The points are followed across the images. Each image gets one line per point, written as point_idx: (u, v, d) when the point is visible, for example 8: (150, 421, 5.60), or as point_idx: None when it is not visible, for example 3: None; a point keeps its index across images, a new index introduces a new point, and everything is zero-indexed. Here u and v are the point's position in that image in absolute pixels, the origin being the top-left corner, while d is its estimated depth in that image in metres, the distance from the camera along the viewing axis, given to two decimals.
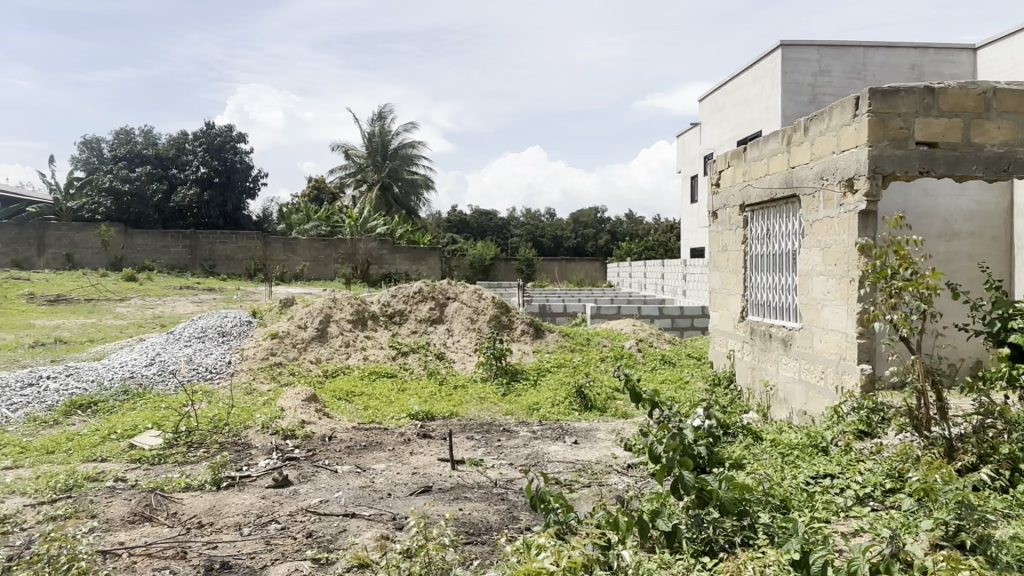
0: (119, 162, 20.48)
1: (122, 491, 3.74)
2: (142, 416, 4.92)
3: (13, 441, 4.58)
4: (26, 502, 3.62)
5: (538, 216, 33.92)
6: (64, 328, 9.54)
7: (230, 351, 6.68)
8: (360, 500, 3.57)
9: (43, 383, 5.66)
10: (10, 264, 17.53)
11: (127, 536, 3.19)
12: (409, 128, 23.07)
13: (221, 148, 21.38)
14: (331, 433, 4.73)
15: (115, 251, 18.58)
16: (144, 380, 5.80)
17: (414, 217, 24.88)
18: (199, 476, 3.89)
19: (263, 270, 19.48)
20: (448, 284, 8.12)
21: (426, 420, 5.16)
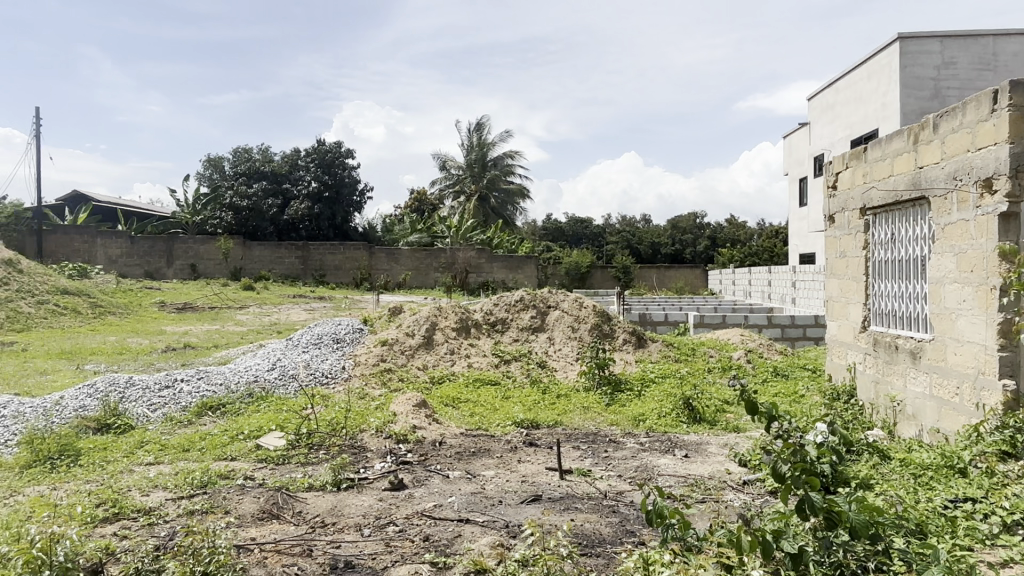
0: (239, 179, 21.88)
1: (251, 489, 3.97)
2: (266, 418, 5.22)
3: (155, 439, 4.97)
4: (168, 496, 3.91)
5: (634, 223, 33.46)
6: (192, 334, 10.28)
7: (344, 357, 6.98)
8: (473, 506, 3.61)
9: (179, 384, 6.12)
10: (144, 274, 19.08)
11: (257, 533, 3.37)
12: (506, 137, 23.40)
13: (331, 164, 22.41)
14: (440, 438, 4.83)
15: (234, 262, 19.88)
16: (267, 384, 6.14)
17: (511, 226, 25.13)
18: (321, 476, 4.07)
19: (368, 279, 20.29)
20: (549, 292, 8.12)
21: (531, 428, 5.17)
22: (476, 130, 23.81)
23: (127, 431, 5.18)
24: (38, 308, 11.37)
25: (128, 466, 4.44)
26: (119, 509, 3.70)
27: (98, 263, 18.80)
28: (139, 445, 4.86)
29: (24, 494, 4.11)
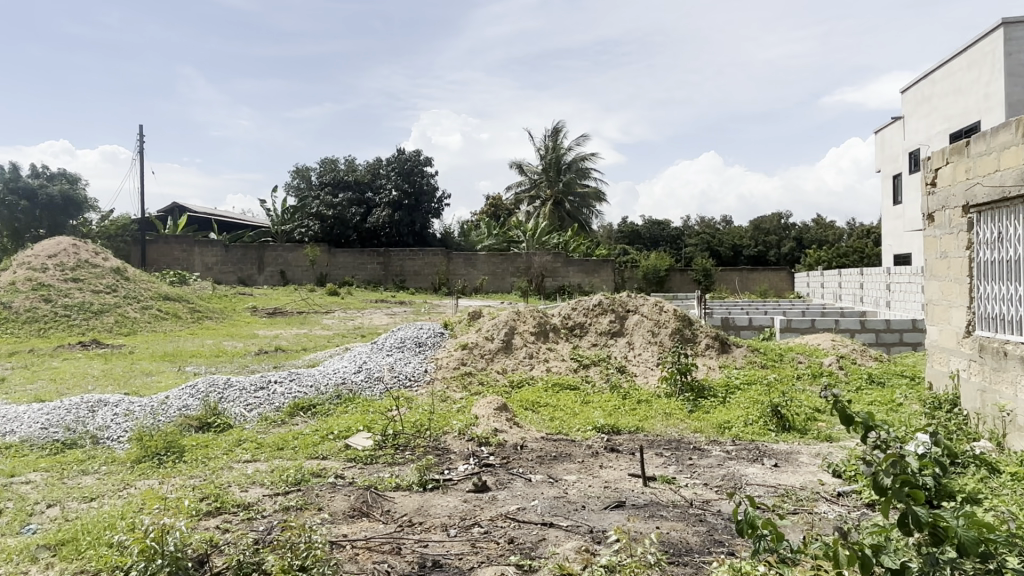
0: (324, 188, 22.74)
1: (342, 487, 4.12)
2: (354, 419, 5.40)
3: (252, 437, 5.24)
4: (266, 492, 4.11)
5: (715, 224, 32.70)
6: (282, 337, 10.76)
7: (426, 360, 7.14)
8: (556, 510, 3.62)
9: (273, 385, 6.42)
10: (237, 281, 20.11)
11: (348, 530, 3.49)
12: (582, 141, 23.35)
13: (411, 172, 22.93)
14: (522, 442, 4.87)
15: (320, 268, 20.69)
16: (354, 386, 6.35)
17: (587, 230, 25.04)
18: (408, 476, 4.18)
19: (447, 284, 20.70)
20: (628, 296, 8.02)
21: (612, 433, 5.13)
22: (551, 134, 23.83)
23: (226, 429, 5.48)
24: (144, 313, 12.17)
25: (227, 463, 4.69)
26: (221, 503, 3.91)
27: (196, 271, 19.94)
28: (237, 443, 5.13)
29: (136, 487, 4.42)
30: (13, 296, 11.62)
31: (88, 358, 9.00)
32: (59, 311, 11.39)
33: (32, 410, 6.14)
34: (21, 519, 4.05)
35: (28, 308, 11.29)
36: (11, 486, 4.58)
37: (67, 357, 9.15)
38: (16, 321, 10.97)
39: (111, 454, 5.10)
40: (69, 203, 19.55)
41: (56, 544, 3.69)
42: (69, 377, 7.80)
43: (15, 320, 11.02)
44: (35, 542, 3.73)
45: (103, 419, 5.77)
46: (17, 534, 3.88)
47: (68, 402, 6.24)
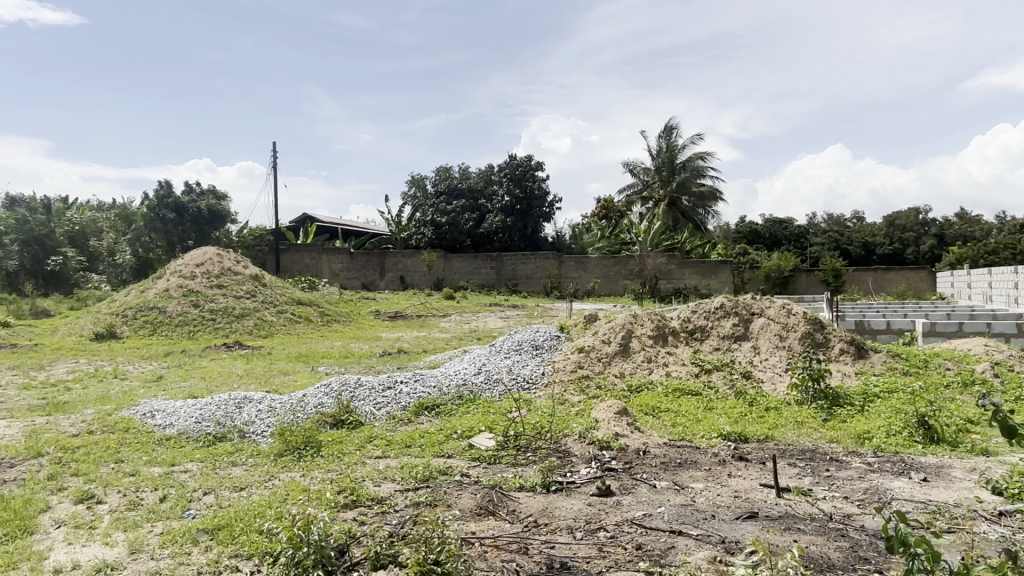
0: (439, 196, 23.46)
1: (468, 486, 4.23)
2: (477, 419, 5.53)
3: (382, 434, 5.50)
4: (397, 488, 4.29)
5: (843, 221, 30.82)
6: (403, 340, 11.22)
7: (544, 363, 7.19)
8: (684, 518, 3.54)
9: (399, 385, 6.69)
10: (361, 286, 21.19)
11: (476, 528, 3.58)
12: (696, 140, 22.75)
13: (523, 177, 23.08)
14: (644, 447, 4.79)
15: (437, 273, 21.39)
16: (474, 387, 6.52)
17: (703, 230, 24.36)
18: (531, 478, 4.23)
19: (559, 287, 20.81)
20: (753, 298, 7.71)
21: (739, 441, 4.94)
22: (665, 134, 23.37)
23: (357, 426, 5.78)
24: (279, 316, 13.07)
25: (361, 458, 4.95)
26: (356, 496, 4.13)
27: (324, 277, 21.18)
28: (369, 439, 5.40)
29: (280, 478, 4.76)
30: (168, 301, 12.80)
31: (232, 358, 9.79)
32: (206, 315, 12.43)
33: (188, 405, 6.75)
34: (182, 504, 4.47)
35: (180, 313, 12.41)
36: (173, 474, 5.06)
37: (215, 357, 9.97)
38: (171, 325, 12.08)
39: (256, 448, 5.51)
40: (215, 216, 21.28)
41: (213, 529, 4.03)
42: (217, 375, 8.51)
43: (170, 323, 12.15)
44: (195, 525, 4.09)
45: (249, 415, 6.23)
46: (180, 517, 4.28)
47: (219, 398, 6.81)
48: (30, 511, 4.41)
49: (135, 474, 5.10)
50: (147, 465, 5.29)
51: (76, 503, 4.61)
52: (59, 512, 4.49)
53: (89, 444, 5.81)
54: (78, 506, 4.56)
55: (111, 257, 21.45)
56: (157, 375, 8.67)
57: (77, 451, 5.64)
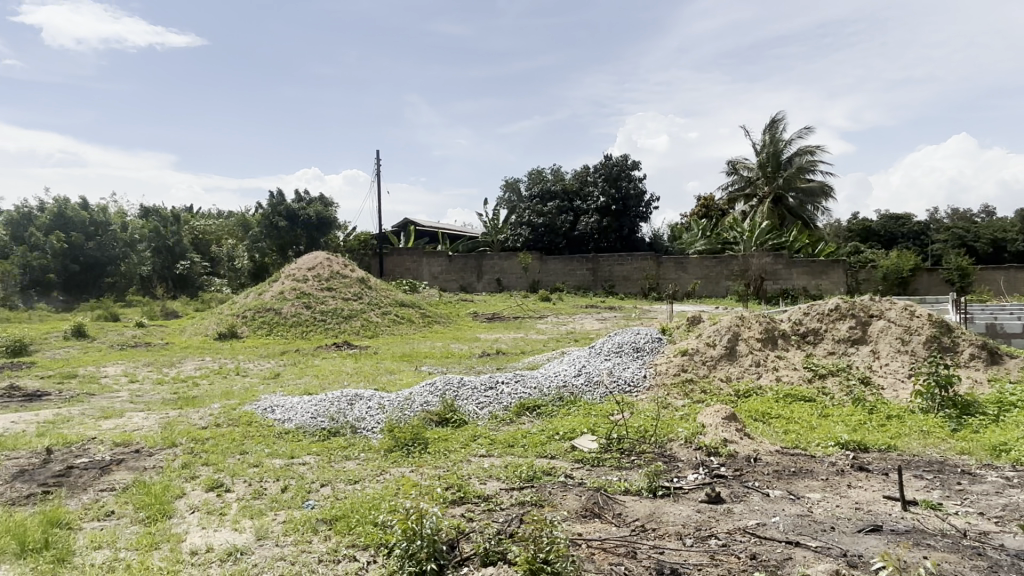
0: (535, 198, 23.63)
1: (573, 487, 4.24)
2: (579, 421, 5.53)
3: (485, 433, 5.61)
4: (503, 486, 4.36)
5: (969, 216, 28.58)
6: (502, 341, 11.38)
7: (645, 365, 7.10)
8: (801, 529, 3.41)
9: (501, 386, 6.77)
10: (459, 288, 21.70)
11: (582, 529, 3.58)
12: (803, 133, 21.75)
13: (618, 177, 22.76)
14: (755, 454, 4.64)
15: (533, 275, 21.55)
16: (575, 389, 6.52)
17: (812, 227, 23.28)
18: (637, 482, 4.18)
19: (657, 288, 20.50)
20: (871, 299, 7.30)
21: (858, 451, 4.69)
22: (769, 128, 22.47)
23: (461, 425, 5.92)
24: (384, 317, 13.59)
25: (467, 456, 5.08)
26: (463, 493, 4.23)
27: (424, 279, 21.81)
28: (473, 438, 5.52)
29: (392, 473, 4.96)
30: (283, 303, 13.56)
31: (341, 357, 10.25)
32: (317, 316, 13.08)
33: (304, 401, 7.14)
34: (302, 494, 4.74)
35: (294, 314, 13.13)
36: (293, 466, 5.38)
37: (326, 356, 10.49)
38: (285, 326, 12.80)
39: (368, 443, 5.76)
40: (324, 222, 22.34)
41: (331, 519, 4.25)
42: (329, 373, 8.95)
43: (284, 324, 12.87)
44: (314, 515, 4.32)
45: (360, 411, 6.51)
46: (300, 507, 4.54)
47: (331, 395, 7.16)
48: (168, 496, 4.81)
49: (259, 465, 5.45)
50: (269, 457, 5.64)
51: (207, 491, 4.98)
52: (193, 498, 4.87)
53: (217, 436, 6.26)
54: (209, 494, 4.93)
55: (230, 262, 22.89)
56: (274, 373, 9.21)
57: (206, 442, 6.09)
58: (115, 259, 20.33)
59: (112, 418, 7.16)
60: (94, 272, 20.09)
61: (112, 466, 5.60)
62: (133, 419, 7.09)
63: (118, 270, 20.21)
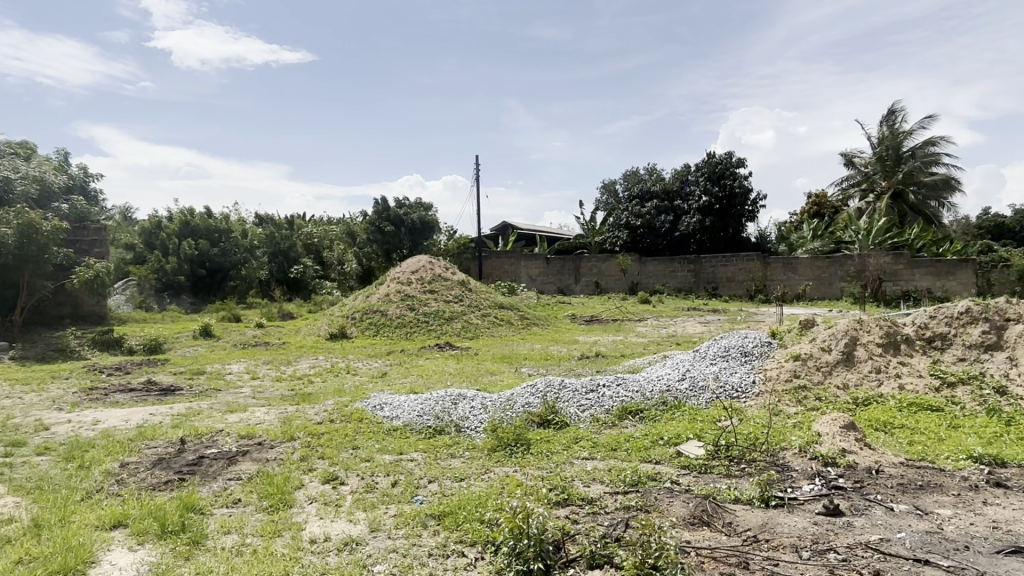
0: (633, 200, 23.49)
1: (680, 494, 4.17)
2: (684, 427, 5.42)
3: (587, 436, 5.61)
4: (607, 490, 4.34)
5: None
6: (602, 344, 11.32)
7: (754, 370, 6.86)
8: (930, 547, 3.20)
9: (602, 389, 6.74)
10: (557, 291, 21.89)
11: (692, 536, 3.52)
12: (926, 123, 20.33)
13: (722, 175, 21.94)
14: (876, 466, 4.39)
15: (632, 276, 21.68)
16: (679, 394, 6.38)
17: (937, 224, 21.68)
18: (748, 490, 4.05)
19: (764, 290, 19.80)
20: (1008, 302, 6.75)
21: (994, 466, 4.34)
22: (888, 119, 21.15)
23: (563, 427, 5.95)
24: (484, 319, 13.85)
25: (569, 458, 5.10)
26: (568, 495, 4.24)
27: (522, 282, 22.09)
28: (575, 440, 5.54)
29: (496, 472, 5.06)
30: (388, 305, 14.11)
31: (444, 358, 10.53)
32: (420, 317, 13.51)
33: (411, 399, 7.40)
34: (411, 489, 4.91)
35: (399, 315, 13.63)
36: (402, 462, 5.58)
37: (430, 356, 10.83)
38: (391, 326, 13.31)
39: (472, 442, 5.90)
40: (425, 227, 23.20)
41: (440, 515, 4.38)
42: (433, 373, 9.22)
43: (389, 325, 13.38)
44: (424, 510, 4.47)
45: (464, 411, 6.66)
46: (410, 502, 4.71)
47: (436, 394, 7.38)
48: (289, 486, 5.12)
49: (371, 460, 5.69)
50: (379, 452, 5.89)
51: (324, 483, 5.26)
52: (311, 489, 5.15)
53: (332, 431, 6.60)
54: (326, 486, 5.21)
55: (339, 266, 24.11)
56: (382, 371, 9.59)
57: (322, 436, 6.43)
58: (236, 264, 21.63)
59: (237, 411, 7.72)
60: (219, 276, 21.49)
61: (238, 456, 6.03)
62: (256, 413, 7.59)
63: (239, 273, 21.63)
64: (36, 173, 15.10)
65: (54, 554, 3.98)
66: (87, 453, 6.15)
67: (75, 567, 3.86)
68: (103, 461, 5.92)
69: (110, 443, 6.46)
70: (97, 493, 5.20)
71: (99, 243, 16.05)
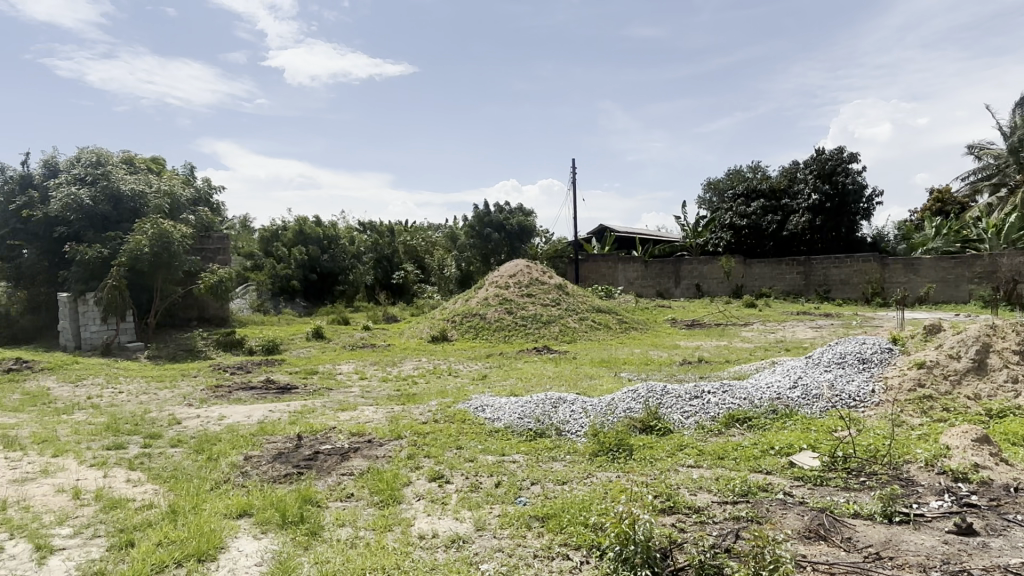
0: (738, 200, 22.74)
1: (794, 506, 4.02)
2: (796, 436, 5.22)
3: (692, 444, 5.50)
4: (715, 499, 4.25)
5: None
6: (704, 349, 11.04)
7: (873, 379, 6.50)
8: None
9: (707, 396, 6.58)
10: (657, 293, 21.72)
11: (808, 550, 3.38)
12: None
13: (833, 172, 20.86)
14: (1014, 483, 4.06)
15: (736, 279, 21.05)
16: (791, 402, 6.14)
17: None
18: (869, 505, 3.85)
19: (881, 294, 18.64)
20: None
21: None
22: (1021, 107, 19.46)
23: (667, 434, 5.86)
24: (582, 322, 13.83)
25: (673, 465, 5.02)
26: (673, 502, 4.18)
27: (620, 285, 22.04)
28: (679, 448, 5.44)
29: (599, 477, 5.06)
30: (487, 308, 14.36)
31: (543, 361, 10.61)
32: (518, 321, 13.66)
33: (511, 402, 7.50)
34: (514, 491, 4.99)
35: (497, 318, 13.84)
36: (504, 462, 5.69)
37: (528, 359, 10.94)
38: (489, 329, 13.54)
39: (573, 445, 5.92)
40: (523, 231, 23.49)
41: (544, 517, 4.43)
42: (532, 376, 9.31)
43: (488, 328, 13.61)
44: (527, 512, 4.53)
45: (565, 414, 6.69)
46: (514, 503, 4.79)
47: (536, 397, 7.44)
48: (398, 483, 5.33)
49: (474, 460, 5.83)
50: (482, 452, 6.02)
51: (430, 481, 5.44)
52: (418, 487, 5.33)
53: (436, 431, 6.81)
54: (432, 484, 5.38)
55: (440, 271, 24.76)
56: (482, 374, 9.80)
57: (427, 436, 6.64)
58: (344, 270, 22.66)
59: (347, 410, 8.11)
60: (328, 281, 22.59)
61: (350, 453, 6.34)
62: (365, 412, 7.95)
63: (347, 279, 22.64)
64: (167, 187, 16.39)
65: (189, 539, 4.33)
66: (214, 446, 6.64)
67: (207, 551, 4.19)
68: (229, 454, 6.39)
69: (234, 437, 6.96)
70: (224, 483, 5.61)
71: (221, 251, 17.40)
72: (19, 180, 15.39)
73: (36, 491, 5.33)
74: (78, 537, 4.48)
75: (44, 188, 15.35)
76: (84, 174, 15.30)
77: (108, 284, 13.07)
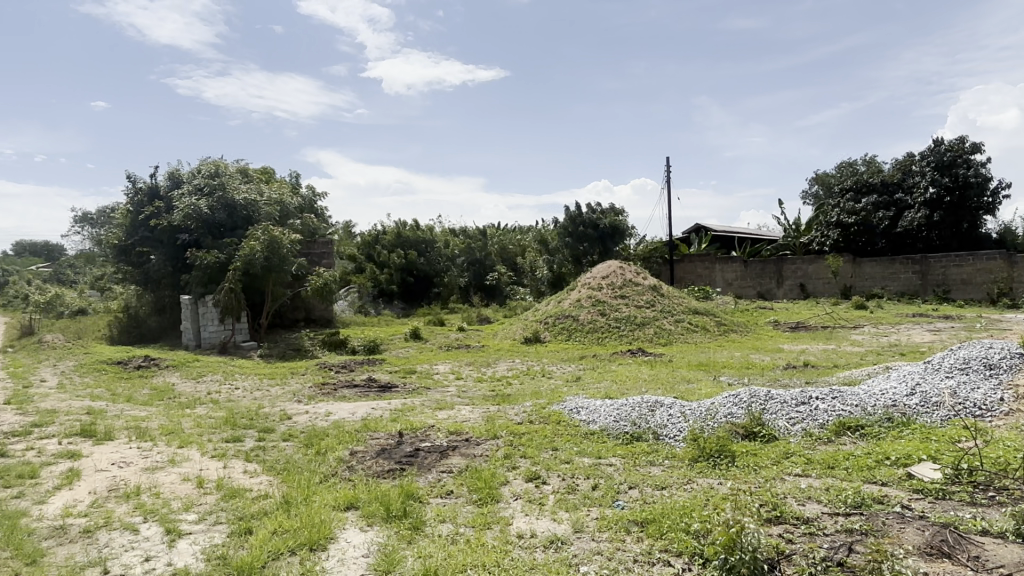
0: (847, 195, 21.75)
1: (913, 520, 3.79)
2: (915, 446, 4.91)
3: (799, 452, 5.30)
4: (825, 510, 4.07)
5: None
6: (809, 352, 10.57)
7: (1002, 387, 6.02)
8: None
9: (815, 402, 6.30)
10: (758, 295, 21.11)
11: (929, 568, 3.19)
12: None
13: (952, 163, 19.38)
14: None
15: (844, 279, 20.02)
16: (908, 410, 5.79)
17: None
18: (999, 522, 3.59)
19: (1008, 294, 17.32)
20: None
21: None
22: None
23: (771, 441, 5.66)
24: (678, 324, 13.55)
25: (780, 474, 4.85)
26: (780, 512, 4.04)
27: (718, 286, 21.49)
28: (786, 455, 5.26)
29: (699, 483, 4.96)
30: (580, 310, 14.34)
31: (638, 364, 10.48)
32: (612, 322, 13.56)
33: (607, 405, 7.46)
34: (612, 494, 4.98)
35: (590, 320, 13.79)
36: (601, 466, 5.67)
37: (622, 362, 10.85)
38: (583, 331, 13.52)
39: (672, 450, 5.83)
40: (616, 232, 23.28)
41: (643, 522, 4.39)
42: (627, 379, 9.23)
43: (581, 329, 13.60)
44: (626, 516, 4.50)
45: (663, 419, 6.59)
46: (611, 506, 4.78)
47: (633, 400, 7.37)
48: (496, 482, 5.43)
49: (570, 462, 5.85)
50: (578, 455, 6.03)
51: (527, 481, 5.51)
52: (516, 486, 5.42)
53: (532, 431, 6.89)
54: (529, 484, 5.44)
55: (532, 273, 24.91)
56: (576, 375, 9.81)
57: (523, 436, 6.73)
58: (439, 272, 23.31)
59: (444, 409, 8.31)
60: (425, 284, 23.24)
61: (448, 451, 6.50)
62: (462, 411, 8.14)
63: (442, 281, 23.16)
64: (276, 196, 17.35)
65: (302, 529, 4.60)
66: (322, 441, 7.00)
67: (319, 541, 4.43)
68: (336, 449, 6.71)
69: (341, 433, 7.31)
70: (332, 476, 5.90)
71: (326, 254, 18.20)
72: (148, 191, 16.70)
73: (165, 478, 5.80)
74: (203, 523, 4.84)
75: (168, 198, 16.58)
76: (203, 185, 16.41)
77: (225, 288, 13.97)
